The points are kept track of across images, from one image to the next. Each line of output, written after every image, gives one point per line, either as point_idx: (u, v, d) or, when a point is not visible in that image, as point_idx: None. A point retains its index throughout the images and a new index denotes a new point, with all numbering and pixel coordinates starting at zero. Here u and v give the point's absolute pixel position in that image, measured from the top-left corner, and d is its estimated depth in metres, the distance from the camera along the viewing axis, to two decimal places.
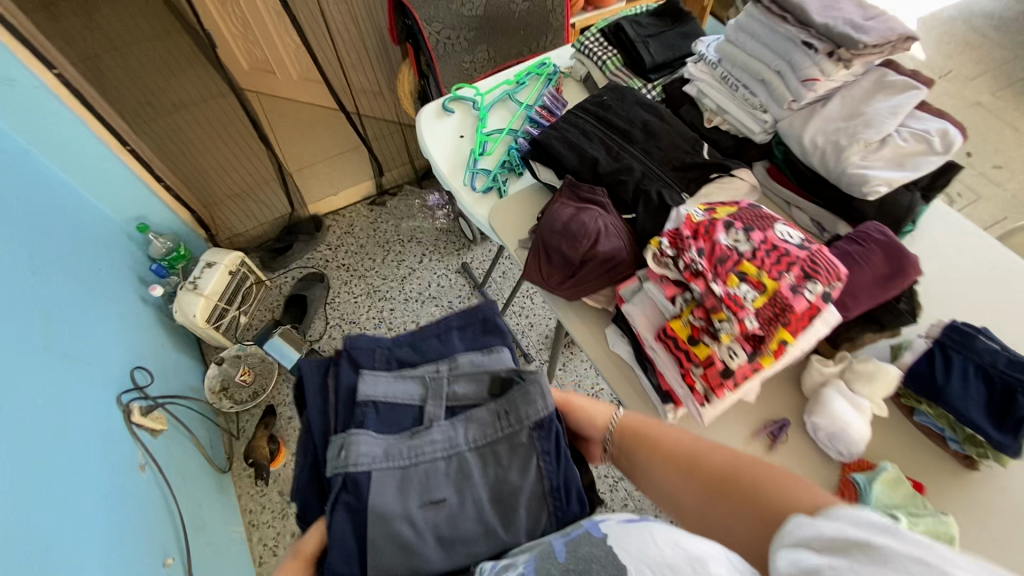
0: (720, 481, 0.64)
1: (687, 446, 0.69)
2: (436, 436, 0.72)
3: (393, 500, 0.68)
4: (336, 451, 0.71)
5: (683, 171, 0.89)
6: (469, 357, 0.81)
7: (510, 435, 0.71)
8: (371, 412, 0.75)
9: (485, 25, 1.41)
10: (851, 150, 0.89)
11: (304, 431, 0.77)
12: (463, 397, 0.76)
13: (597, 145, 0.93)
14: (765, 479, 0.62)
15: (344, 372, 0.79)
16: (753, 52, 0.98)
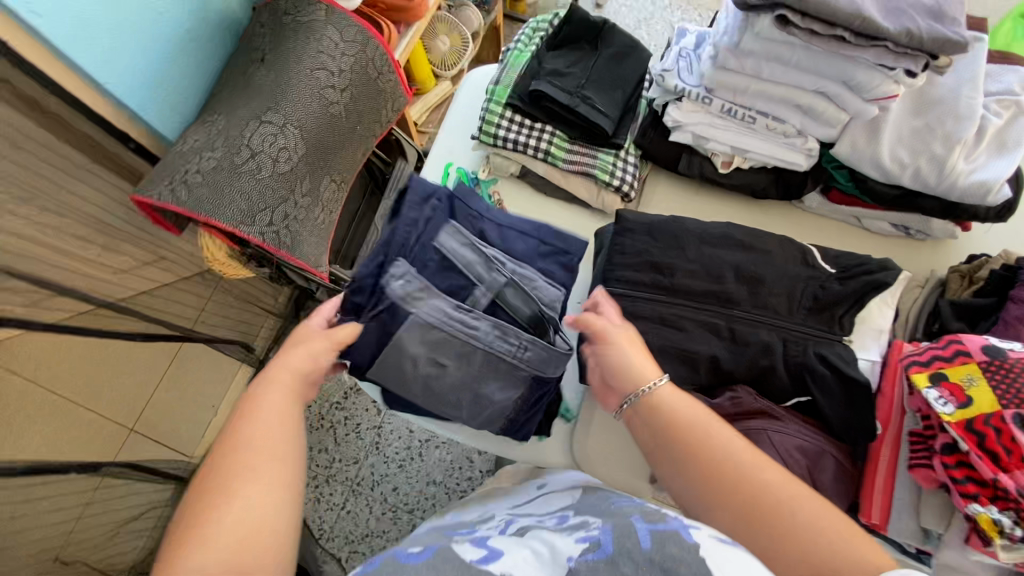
0: (778, 487, 0.46)
1: (738, 445, 0.50)
2: (478, 321, 0.67)
3: (415, 346, 0.66)
4: (397, 281, 0.65)
5: (825, 307, 0.64)
6: (539, 276, 0.70)
7: (517, 367, 0.68)
8: (435, 263, 0.68)
9: (315, 158, 0.89)
10: (953, 156, 0.69)
11: (384, 224, 0.70)
12: (517, 311, 0.68)
13: (701, 333, 0.63)
14: (812, 509, 0.45)
15: (438, 211, 0.71)
16: (774, 77, 0.69)
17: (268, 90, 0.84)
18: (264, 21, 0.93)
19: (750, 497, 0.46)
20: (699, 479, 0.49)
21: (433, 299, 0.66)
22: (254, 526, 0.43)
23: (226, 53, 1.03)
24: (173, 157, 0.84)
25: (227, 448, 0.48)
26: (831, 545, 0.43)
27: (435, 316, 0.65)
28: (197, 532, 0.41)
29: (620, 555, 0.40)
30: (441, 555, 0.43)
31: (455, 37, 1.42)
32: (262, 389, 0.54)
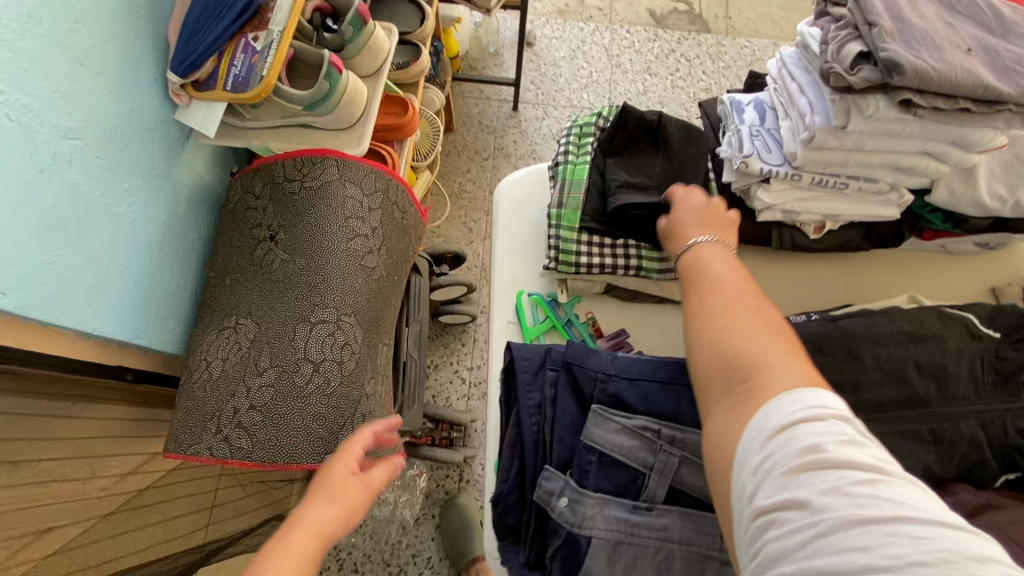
0: (745, 301, 0.49)
1: (727, 275, 0.53)
2: (656, 517, 0.54)
3: (603, 569, 0.53)
4: (558, 501, 0.55)
5: (1006, 376, 0.61)
6: (702, 435, 0.57)
7: (726, 559, 0.53)
8: (595, 463, 0.56)
9: (374, 336, 0.76)
10: None
11: (513, 430, 0.62)
12: (693, 489, 0.56)
13: (906, 444, 0.58)
14: (744, 316, 0.47)
15: (564, 397, 0.60)
16: (874, 146, 0.65)
17: (303, 281, 0.71)
18: (259, 190, 0.78)
19: (701, 305, 0.51)
20: (686, 289, 0.55)
21: (602, 509, 0.54)
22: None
23: (206, 227, 0.86)
24: (204, 392, 0.69)
25: None
26: (745, 350, 0.45)
27: (614, 526, 0.54)
28: None
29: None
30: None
31: (424, 123, 1.32)
32: (281, 547, 0.46)
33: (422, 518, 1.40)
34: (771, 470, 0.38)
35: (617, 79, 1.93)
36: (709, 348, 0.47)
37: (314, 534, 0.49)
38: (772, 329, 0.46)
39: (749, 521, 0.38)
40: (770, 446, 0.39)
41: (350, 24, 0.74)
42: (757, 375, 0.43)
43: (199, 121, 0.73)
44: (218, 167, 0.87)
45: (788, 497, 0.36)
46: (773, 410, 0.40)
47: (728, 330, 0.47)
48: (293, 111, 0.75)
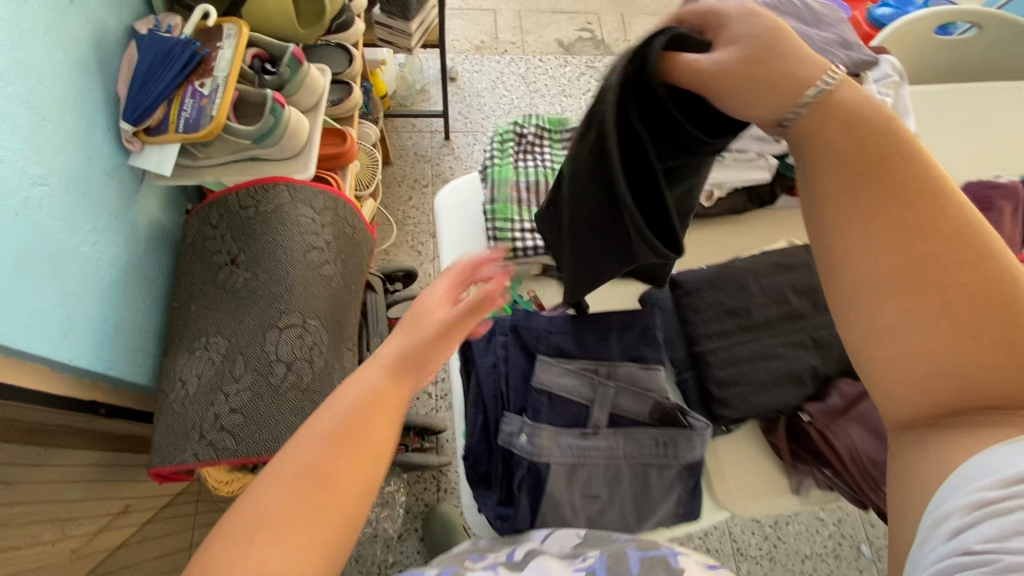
0: (912, 284, 0.41)
1: (876, 256, 0.42)
2: (602, 438, 0.64)
3: (562, 487, 0.63)
4: (519, 437, 0.64)
5: None
6: (631, 366, 0.68)
7: (662, 464, 0.63)
8: (546, 402, 0.66)
9: (340, 338, 0.83)
10: None
11: (474, 390, 0.70)
12: (629, 411, 0.66)
13: (794, 351, 0.71)
14: (917, 334, 0.41)
15: (514, 354, 0.70)
16: None
17: (267, 293, 0.77)
18: (216, 220, 0.85)
19: (863, 297, 0.43)
20: (829, 251, 0.46)
21: (556, 438, 0.64)
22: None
23: (166, 264, 0.91)
24: (183, 406, 0.73)
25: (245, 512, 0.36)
26: (974, 369, 0.40)
27: (568, 451, 0.63)
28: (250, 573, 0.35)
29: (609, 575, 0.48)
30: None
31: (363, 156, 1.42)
32: (362, 372, 0.45)
33: (405, 532, 1.44)
34: (981, 520, 0.36)
35: (537, 102, 2.11)
36: (899, 380, 0.43)
37: (391, 378, 0.45)
38: (988, 321, 0.39)
39: (939, 547, 0.38)
40: (1011, 488, 0.36)
41: (288, 66, 0.84)
42: (1007, 407, 0.40)
43: (154, 162, 0.80)
44: (172, 208, 0.93)
45: (1006, 548, 0.35)
46: (1001, 458, 0.38)
47: (931, 358, 0.41)
48: (243, 145, 0.83)
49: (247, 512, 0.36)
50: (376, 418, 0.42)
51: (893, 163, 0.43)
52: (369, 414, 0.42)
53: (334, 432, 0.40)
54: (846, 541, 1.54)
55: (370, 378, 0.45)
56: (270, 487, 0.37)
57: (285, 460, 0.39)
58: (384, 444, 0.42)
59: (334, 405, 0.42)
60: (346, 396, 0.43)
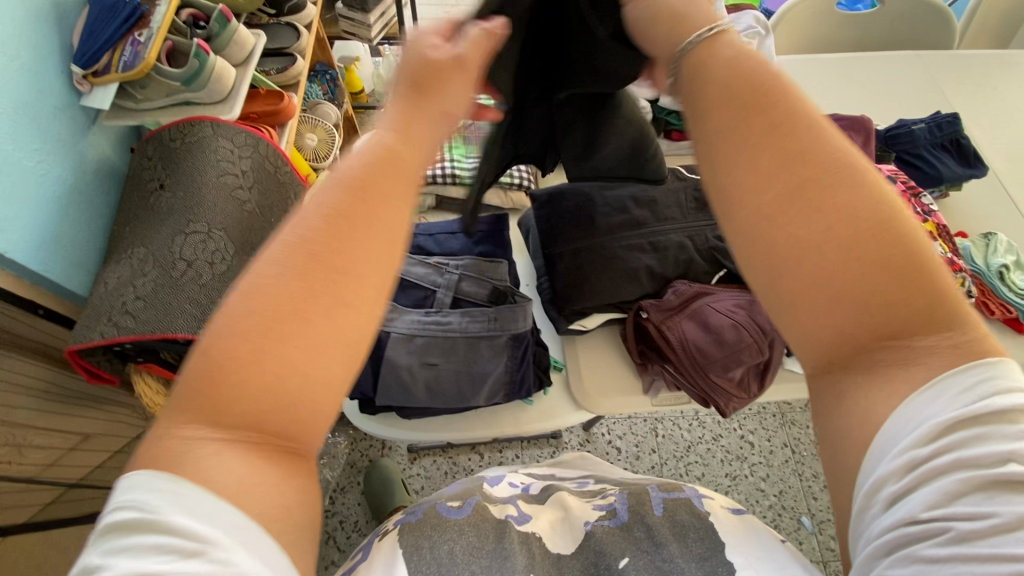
0: (809, 222, 0.43)
1: (776, 178, 0.45)
2: (442, 314, 0.72)
3: (401, 353, 0.71)
4: None
5: (706, 202, 0.83)
6: (478, 259, 0.77)
7: (492, 337, 0.71)
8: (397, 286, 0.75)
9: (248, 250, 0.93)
10: None
11: None
12: (472, 296, 0.74)
13: (632, 253, 0.79)
14: (817, 262, 0.42)
15: None
16: None
17: (181, 207, 0.89)
18: (152, 153, 0.98)
19: (760, 230, 0.45)
20: (723, 180, 0.48)
21: (400, 313, 0.72)
22: (285, 391, 0.39)
23: (112, 198, 1.04)
24: (102, 297, 0.85)
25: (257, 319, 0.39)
26: (861, 292, 0.42)
27: (407, 323, 0.72)
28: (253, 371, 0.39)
29: (635, 523, 0.71)
30: (489, 528, 0.69)
31: (321, 131, 1.55)
32: (366, 144, 0.47)
33: (347, 486, 1.51)
34: (918, 490, 0.38)
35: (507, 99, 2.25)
36: (808, 312, 0.43)
37: (396, 137, 0.48)
38: (896, 266, 0.41)
39: (879, 517, 0.40)
40: (930, 448, 0.38)
41: (216, 21, 0.98)
42: (905, 338, 0.42)
43: (98, 99, 0.94)
44: (121, 150, 1.07)
45: (941, 518, 0.37)
46: (929, 410, 0.39)
47: (836, 291, 0.42)
48: (176, 88, 0.96)
49: (260, 301, 0.39)
50: (382, 188, 0.45)
51: (777, 100, 0.47)
52: (375, 173, 0.45)
53: (340, 205, 0.43)
54: (786, 513, 1.54)
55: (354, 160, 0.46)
56: (269, 270, 0.41)
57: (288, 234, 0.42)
58: (379, 224, 0.45)
59: (337, 174, 0.45)
60: (349, 165, 0.46)
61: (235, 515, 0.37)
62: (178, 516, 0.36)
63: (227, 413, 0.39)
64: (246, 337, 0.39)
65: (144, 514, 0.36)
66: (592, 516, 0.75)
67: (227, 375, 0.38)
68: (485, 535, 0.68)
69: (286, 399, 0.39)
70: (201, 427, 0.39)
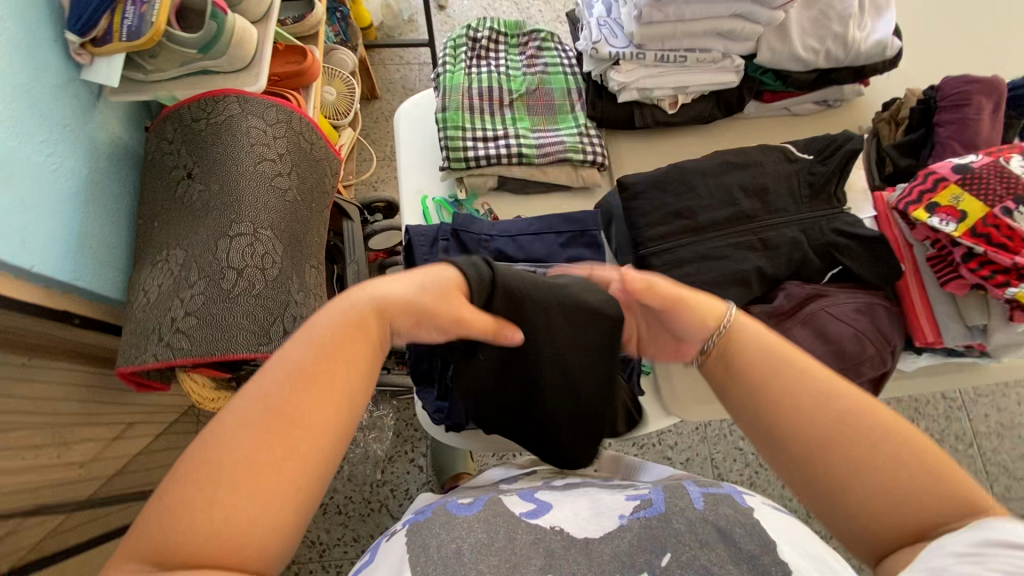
0: (850, 469, 0.41)
1: (826, 403, 0.44)
2: None
3: None
4: None
5: (822, 189, 0.73)
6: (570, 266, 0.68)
7: None
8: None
9: (292, 245, 0.83)
10: (850, 30, 0.81)
11: None
12: None
13: (740, 252, 0.70)
14: (887, 477, 0.40)
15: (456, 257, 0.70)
16: (693, 15, 0.77)
17: (219, 204, 0.78)
18: (172, 134, 0.85)
19: (824, 450, 0.42)
20: (778, 423, 0.45)
21: None
22: (239, 533, 0.36)
23: (131, 186, 0.92)
24: (146, 311, 0.76)
25: (192, 475, 0.36)
26: (928, 510, 0.39)
27: None
28: (175, 516, 0.35)
29: (674, 513, 0.49)
30: (501, 524, 0.50)
31: (338, 83, 1.40)
32: (338, 302, 0.46)
33: (396, 455, 1.51)
34: (992, 556, 0.33)
35: (533, 11, 1.92)
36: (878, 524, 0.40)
37: (372, 300, 0.46)
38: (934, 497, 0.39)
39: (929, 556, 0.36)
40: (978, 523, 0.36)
41: None
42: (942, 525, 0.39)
43: (103, 75, 0.80)
44: (133, 127, 0.94)
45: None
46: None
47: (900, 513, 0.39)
48: (191, 57, 0.82)
49: (208, 457, 0.37)
50: (355, 340, 0.44)
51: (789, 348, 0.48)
52: (343, 337, 0.44)
53: (300, 362, 0.42)
54: None
55: (318, 322, 0.45)
56: (231, 428, 0.38)
57: (253, 391, 0.40)
58: (346, 388, 0.43)
59: (310, 329, 0.44)
60: (321, 323, 0.45)
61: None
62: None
63: (177, 557, 0.35)
64: (197, 494, 0.36)
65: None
66: (621, 504, 0.54)
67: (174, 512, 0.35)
68: (494, 531, 0.49)
69: (233, 540, 0.35)
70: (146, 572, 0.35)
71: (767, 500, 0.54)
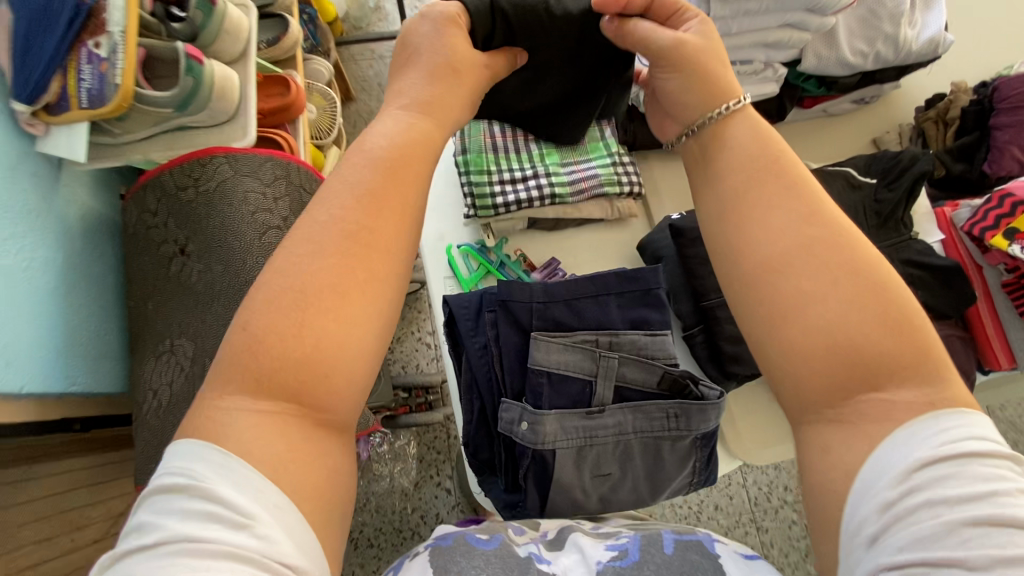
0: (813, 284, 0.38)
1: (792, 229, 0.40)
2: (608, 419, 0.59)
3: (569, 471, 0.59)
4: (519, 427, 0.59)
5: (888, 218, 0.68)
6: (636, 333, 0.62)
7: (674, 436, 0.60)
8: (547, 382, 0.60)
9: None
10: (901, 30, 0.75)
11: (467, 375, 0.64)
12: (636, 383, 0.61)
13: None
14: (830, 304, 0.37)
15: (506, 332, 0.63)
16: (739, 28, 0.69)
17: (226, 288, 0.70)
18: (155, 205, 0.74)
19: (771, 272, 0.40)
20: (734, 239, 0.43)
21: (559, 421, 0.59)
22: (314, 358, 0.37)
23: (115, 262, 0.81)
24: (162, 418, 0.69)
25: (293, 293, 0.37)
26: (865, 350, 0.37)
27: (571, 435, 0.59)
28: (267, 345, 0.37)
29: (646, 561, 0.45)
30: (510, 563, 0.46)
31: (316, 98, 1.27)
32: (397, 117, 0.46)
33: (422, 480, 1.47)
34: (925, 505, 0.32)
35: None
36: (807, 352, 0.38)
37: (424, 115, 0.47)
38: (886, 337, 0.36)
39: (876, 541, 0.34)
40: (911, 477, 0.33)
41: (199, 9, 0.70)
42: (882, 384, 0.37)
43: (65, 146, 0.68)
44: (103, 192, 0.81)
45: (932, 552, 0.31)
46: (918, 435, 0.34)
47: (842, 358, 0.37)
48: (168, 116, 0.71)
49: (284, 277, 0.38)
50: (405, 167, 0.44)
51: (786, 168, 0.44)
52: (409, 144, 0.45)
53: (365, 193, 0.41)
54: None
55: (379, 139, 0.45)
56: (299, 248, 0.39)
57: (318, 211, 0.41)
58: (404, 210, 0.43)
59: (365, 146, 0.44)
60: (378, 141, 0.45)
61: (278, 494, 0.34)
62: (233, 494, 0.33)
63: (265, 384, 0.36)
64: (274, 306, 0.37)
65: (194, 483, 0.33)
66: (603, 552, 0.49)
67: (268, 343, 0.36)
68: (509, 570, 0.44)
69: (325, 362, 0.37)
70: (239, 396, 0.36)
71: (741, 552, 0.50)
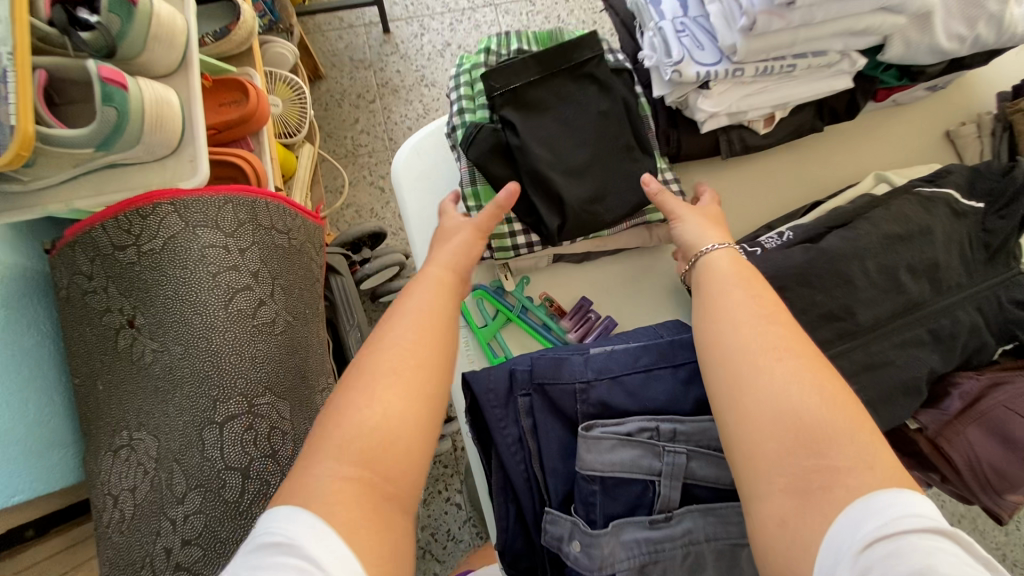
0: (772, 363, 0.41)
1: (758, 315, 0.44)
2: (678, 529, 0.48)
3: None
4: (570, 544, 0.48)
5: (1000, 249, 0.57)
6: (704, 418, 0.51)
7: None
8: (599, 491, 0.49)
9: (294, 388, 0.61)
10: (1008, 8, 0.61)
11: (500, 472, 0.53)
12: (708, 480, 0.50)
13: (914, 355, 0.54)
14: (789, 376, 0.40)
15: (546, 421, 0.52)
16: (821, 17, 0.55)
17: (189, 373, 0.56)
18: (88, 267, 0.59)
19: (738, 353, 0.43)
20: (701, 325, 0.47)
21: (617, 534, 0.48)
22: (388, 430, 0.39)
23: (51, 330, 0.66)
24: (124, 535, 0.55)
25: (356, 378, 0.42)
26: (814, 418, 0.38)
27: (634, 553, 0.48)
28: (336, 427, 0.39)
29: None
30: None
31: (281, 87, 1.08)
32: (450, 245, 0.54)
33: (430, 497, 1.39)
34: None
35: None
36: (762, 423, 0.39)
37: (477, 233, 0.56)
38: (836, 412, 0.38)
39: None
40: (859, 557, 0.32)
41: (112, 11, 0.52)
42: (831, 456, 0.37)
43: None
44: (18, 244, 0.65)
45: None
46: (863, 513, 0.34)
47: (797, 425, 0.38)
48: (86, 156, 0.54)
49: (381, 363, 0.42)
50: (450, 282, 0.51)
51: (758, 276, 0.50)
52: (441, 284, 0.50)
53: (429, 301, 0.47)
54: None
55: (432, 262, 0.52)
56: (394, 353, 0.43)
57: (404, 324, 0.45)
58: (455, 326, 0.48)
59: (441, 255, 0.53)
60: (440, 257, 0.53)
61: (355, 564, 0.34)
62: (321, 553, 0.33)
63: (345, 451, 0.38)
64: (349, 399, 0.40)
65: (286, 541, 0.34)
66: None
67: (333, 415, 0.40)
68: None
69: (386, 441, 0.39)
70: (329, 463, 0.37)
71: None
